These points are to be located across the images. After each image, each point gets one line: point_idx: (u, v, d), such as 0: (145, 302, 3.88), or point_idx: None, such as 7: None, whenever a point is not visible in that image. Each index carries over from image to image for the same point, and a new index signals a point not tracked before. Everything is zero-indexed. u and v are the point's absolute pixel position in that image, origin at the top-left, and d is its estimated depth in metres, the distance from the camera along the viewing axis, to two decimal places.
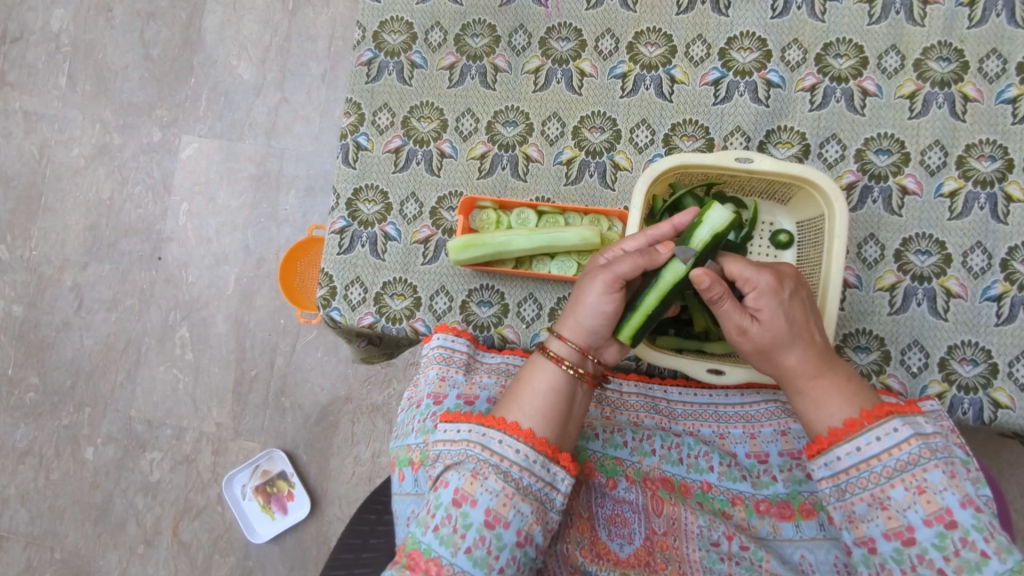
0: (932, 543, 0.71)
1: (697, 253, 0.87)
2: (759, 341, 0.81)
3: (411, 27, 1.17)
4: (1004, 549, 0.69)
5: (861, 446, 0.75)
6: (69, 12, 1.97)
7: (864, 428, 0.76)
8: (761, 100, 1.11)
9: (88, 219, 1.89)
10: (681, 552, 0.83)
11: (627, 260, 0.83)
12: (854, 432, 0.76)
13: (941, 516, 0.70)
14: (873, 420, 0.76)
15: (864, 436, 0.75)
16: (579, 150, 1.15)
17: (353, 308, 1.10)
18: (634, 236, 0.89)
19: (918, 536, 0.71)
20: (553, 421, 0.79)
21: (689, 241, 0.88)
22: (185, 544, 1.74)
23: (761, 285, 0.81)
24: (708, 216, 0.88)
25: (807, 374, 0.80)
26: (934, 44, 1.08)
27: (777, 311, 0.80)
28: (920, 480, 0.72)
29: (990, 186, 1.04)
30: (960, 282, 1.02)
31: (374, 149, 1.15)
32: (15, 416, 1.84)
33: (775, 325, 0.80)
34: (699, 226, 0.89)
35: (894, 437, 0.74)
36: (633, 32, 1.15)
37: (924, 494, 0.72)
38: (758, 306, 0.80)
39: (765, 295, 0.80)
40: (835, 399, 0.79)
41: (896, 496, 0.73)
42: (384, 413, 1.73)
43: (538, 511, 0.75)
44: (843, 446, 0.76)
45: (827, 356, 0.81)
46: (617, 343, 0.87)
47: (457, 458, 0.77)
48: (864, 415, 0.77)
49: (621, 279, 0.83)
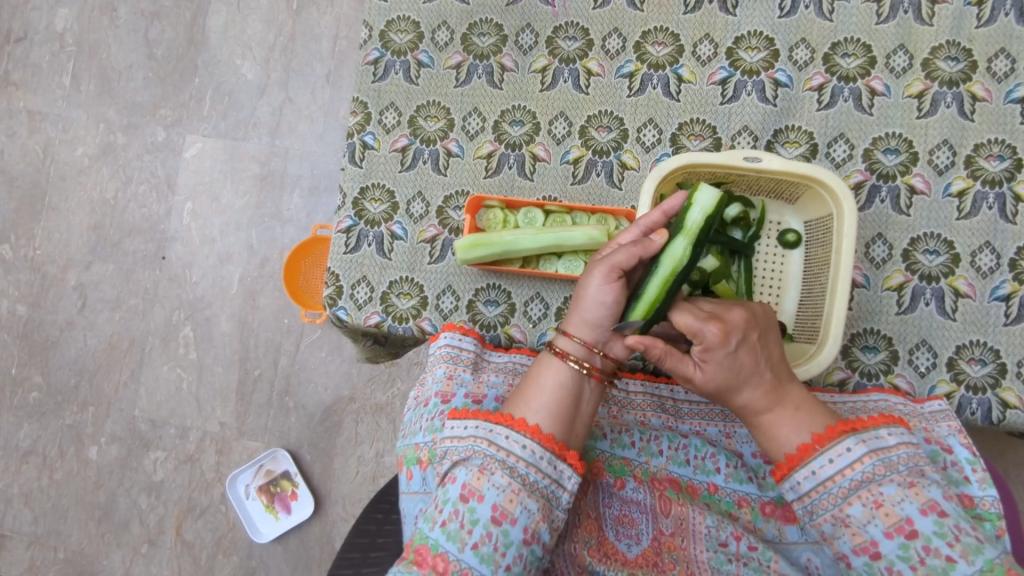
0: (896, 555, 0.70)
1: (690, 237, 0.89)
2: (706, 387, 0.80)
3: (417, 26, 1.17)
4: (971, 552, 0.68)
5: (816, 469, 0.75)
6: (73, 11, 1.97)
7: (817, 451, 0.75)
8: (769, 100, 1.11)
9: (92, 219, 1.89)
10: (689, 552, 0.82)
11: (622, 250, 0.84)
12: (808, 457, 0.75)
13: (900, 527, 0.70)
14: (825, 442, 0.75)
15: (818, 459, 0.75)
16: (586, 149, 1.14)
17: (358, 307, 1.09)
18: (628, 228, 0.89)
19: (882, 549, 0.71)
20: (561, 417, 0.79)
21: (683, 225, 0.90)
22: (189, 544, 1.74)
23: (706, 340, 0.78)
24: (697, 198, 0.91)
25: (756, 410, 0.79)
26: (942, 43, 1.08)
27: (721, 363, 0.78)
28: (877, 495, 0.72)
29: (999, 186, 1.04)
30: (969, 282, 1.02)
31: (380, 148, 1.15)
32: (19, 415, 1.85)
33: (718, 375, 0.78)
34: (690, 208, 0.91)
35: (846, 457, 0.74)
36: (640, 31, 1.14)
37: (881, 508, 0.71)
38: (703, 360, 0.78)
39: (710, 350, 0.78)
40: (786, 430, 0.78)
41: (855, 513, 0.72)
42: (388, 412, 1.73)
43: (545, 508, 0.74)
44: (800, 471, 0.76)
45: (779, 391, 0.79)
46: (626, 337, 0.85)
47: (465, 454, 0.77)
48: (817, 438, 0.76)
49: (619, 269, 0.83)
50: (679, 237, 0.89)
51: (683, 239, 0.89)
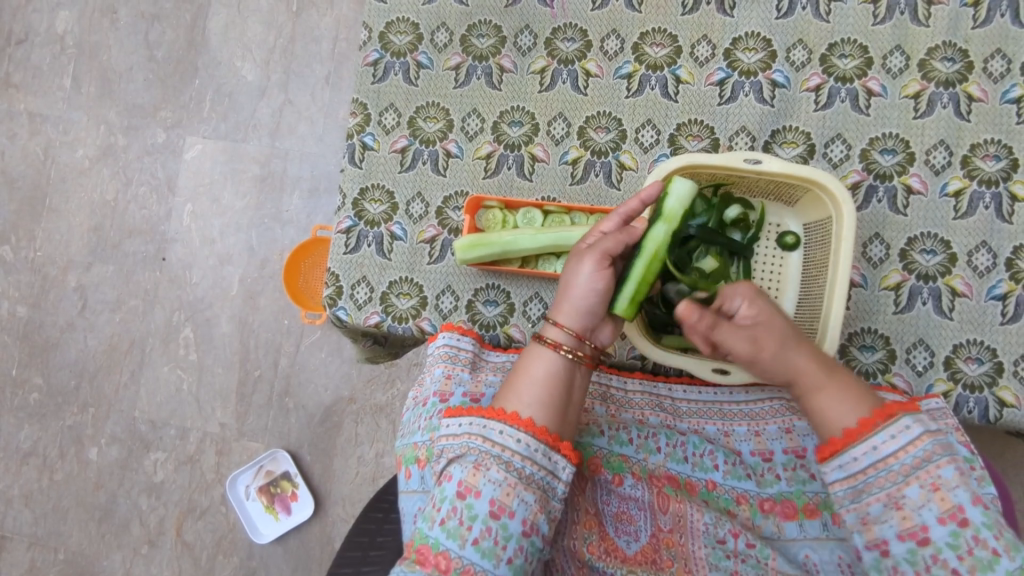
0: (945, 542, 0.70)
1: (670, 223, 0.92)
2: (767, 340, 0.83)
3: (417, 28, 1.18)
4: (1014, 546, 0.69)
5: (876, 445, 0.75)
6: (74, 13, 1.98)
7: (877, 427, 0.75)
8: (766, 101, 1.11)
9: (92, 220, 1.89)
10: (688, 548, 0.83)
11: (609, 239, 0.87)
12: (868, 430, 0.75)
13: (953, 513, 0.70)
14: (885, 418, 0.76)
15: (879, 434, 0.75)
16: (584, 150, 1.15)
17: (358, 308, 1.10)
18: (607, 216, 0.91)
19: (932, 535, 0.71)
20: (552, 408, 0.79)
21: (661, 211, 0.92)
22: (189, 545, 1.74)
23: (746, 293, 0.86)
24: (672, 187, 0.93)
25: (815, 363, 0.82)
26: (939, 44, 1.08)
27: (769, 309, 0.85)
28: (935, 477, 0.72)
29: (995, 185, 1.04)
30: (965, 282, 1.02)
31: (380, 149, 1.15)
32: (19, 416, 1.85)
33: (771, 321, 0.84)
34: (666, 197, 0.93)
35: (907, 435, 0.74)
36: (639, 32, 1.15)
37: (938, 491, 0.71)
38: (754, 309, 0.84)
39: (754, 298, 0.85)
40: (846, 383, 0.81)
41: (912, 494, 0.72)
42: (388, 413, 1.73)
43: (542, 499, 0.75)
44: (858, 447, 0.75)
45: (819, 348, 0.85)
46: (611, 323, 0.89)
47: (460, 451, 0.77)
48: (876, 413, 0.76)
49: (606, 257, 0.86)
50: (659, 223, 0.91)
51: (663, 224, 0.91)
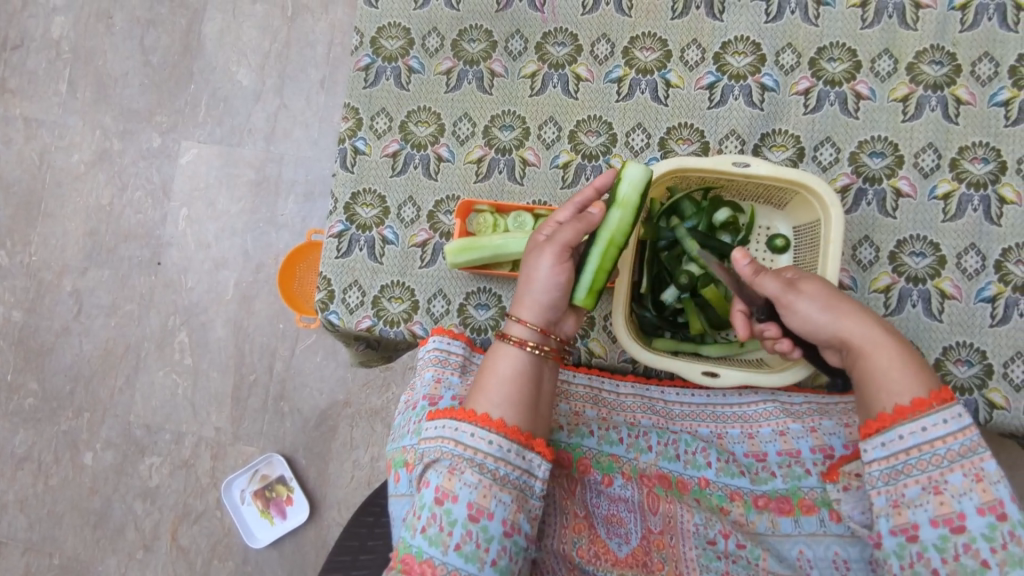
0: (981, 533, 0.70)
1: (624, 208, 0.90)
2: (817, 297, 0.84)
3: (408, 33, 1.18)
4: None
5: (925, 427, 0.73)
6: (70, 19, 1.98)
7: (931, 409, 0.73)
8: (755, 104, 1.12)
9: (88, 224, 1.89)
10: (678, 550, 0.84)
11: (567, 229, 0.86)
12: (921, 411, 0.73)
13: (993, 507, 0.70)
14: (940, 401, 0.74)
15: (931, 416, 0.73)
16: (575, 154, 1.15)
17: (350, 312, 1.10)
18: (562, 207, 0.92)
19: (969, 524, 0.70)
20: (522, 405, 0.78)
21: (615, 198, 0.91)
22: (184, 549, 1.74)
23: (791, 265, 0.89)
24: (625, 173, 0.90)
25: (873, 328, 0.81)
26: (927, 47, 1.09)
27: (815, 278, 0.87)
28: (979, 469, 0.71)
29: (984, 187, 1.04)
30: (955, 283, 1.03)
31: (372, 153, 1.16)
32: (15, 421, 1.85)
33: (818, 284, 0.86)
34: (619, 183, 0.91)
35: (959, 422, 0.73)
36: (629, 36, 1.16)
37: (981, 482, 0.71)
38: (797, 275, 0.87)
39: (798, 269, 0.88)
40: (906, 353, 0.78)
41: (954, 481, 0.71)
42: (384, 416, 1.73)
43: (519, 499, 0.75)
44: (907, 425, 0.74)
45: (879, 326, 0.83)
46: (574, 313, 0.90)
47: (434, 456, 0.77)
48: (933, 395, 0.74)
49: (565, 250, 0.85)
50: (614, 210, 0.90)
51: (617, 211, 0.90)
